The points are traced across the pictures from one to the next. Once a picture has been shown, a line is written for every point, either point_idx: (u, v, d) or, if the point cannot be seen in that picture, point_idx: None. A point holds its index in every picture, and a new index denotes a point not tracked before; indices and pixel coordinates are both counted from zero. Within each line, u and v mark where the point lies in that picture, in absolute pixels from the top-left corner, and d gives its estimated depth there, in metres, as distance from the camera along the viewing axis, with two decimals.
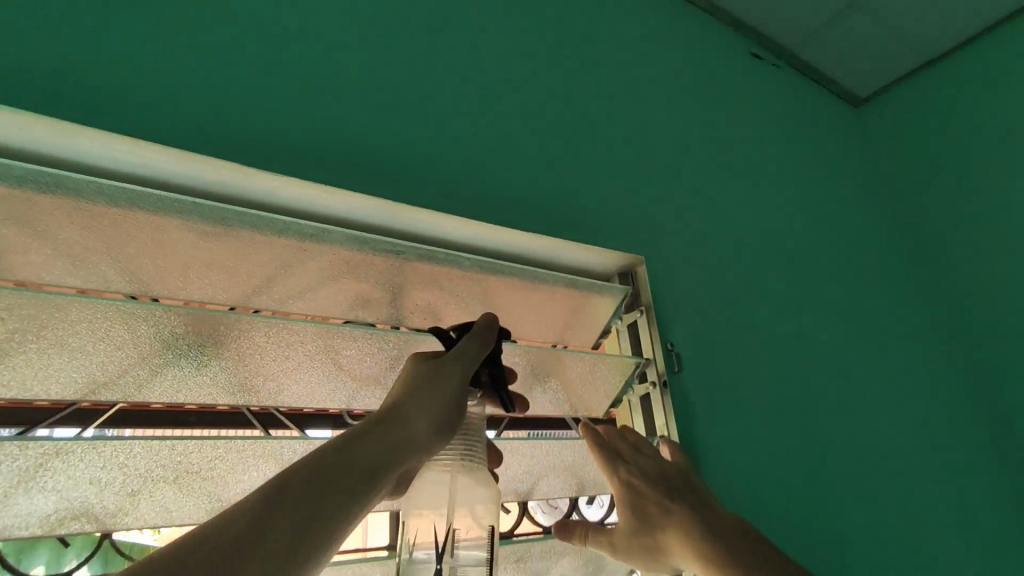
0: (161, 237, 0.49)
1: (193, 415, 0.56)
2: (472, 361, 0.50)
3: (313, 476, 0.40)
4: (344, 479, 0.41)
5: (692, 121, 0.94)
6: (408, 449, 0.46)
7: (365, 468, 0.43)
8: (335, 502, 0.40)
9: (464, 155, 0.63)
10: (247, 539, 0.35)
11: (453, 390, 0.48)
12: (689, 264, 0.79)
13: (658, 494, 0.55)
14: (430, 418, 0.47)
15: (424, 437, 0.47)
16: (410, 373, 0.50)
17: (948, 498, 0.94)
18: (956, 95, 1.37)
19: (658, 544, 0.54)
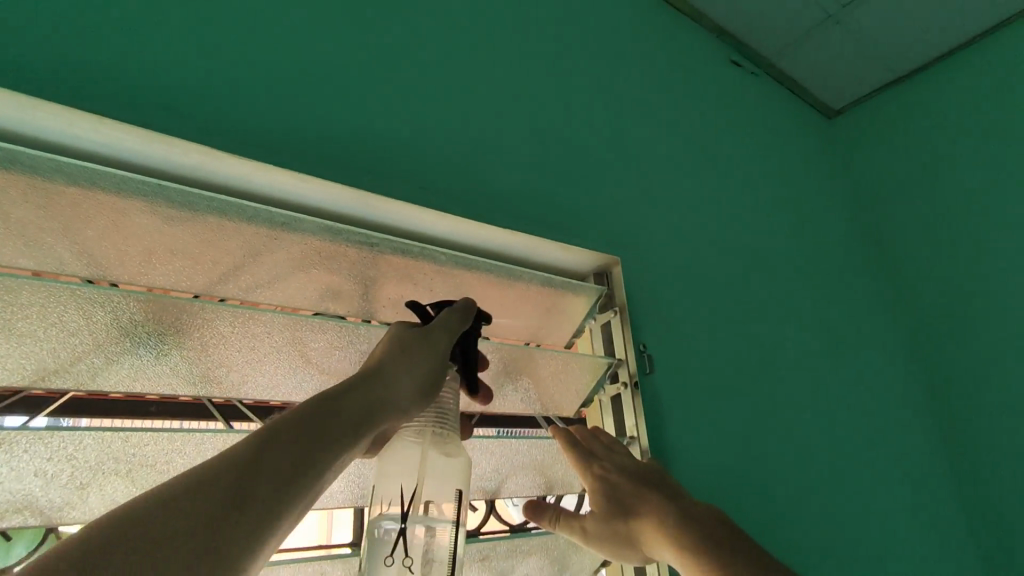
0: (122, 221, 0.47)
1: (153, 406, 0.54)
2: (451, 333, 0.51)
3: (296, 433, 0.41)
4: (328, 435, 0.42)
5: (671, 126, 0.95)
6: (387, 410, 0.47)
7: (347, 425, 0.44)
8: (319, 458, 0.41)
9: (444, 148, 0.62)
10: (230, 493, 0.36)
11: (432, 358, 0.49)
12: (664, 267, 0.80)
13: (632, 486, 0.56)
14: (409, 383, 0.48)
15: (403, 399, 0.48)
16: (391, 338, 0.51)
17: (898, 502, 0.98)
18: (925, 115, 1.42)
19: (631, 533, 0.55)
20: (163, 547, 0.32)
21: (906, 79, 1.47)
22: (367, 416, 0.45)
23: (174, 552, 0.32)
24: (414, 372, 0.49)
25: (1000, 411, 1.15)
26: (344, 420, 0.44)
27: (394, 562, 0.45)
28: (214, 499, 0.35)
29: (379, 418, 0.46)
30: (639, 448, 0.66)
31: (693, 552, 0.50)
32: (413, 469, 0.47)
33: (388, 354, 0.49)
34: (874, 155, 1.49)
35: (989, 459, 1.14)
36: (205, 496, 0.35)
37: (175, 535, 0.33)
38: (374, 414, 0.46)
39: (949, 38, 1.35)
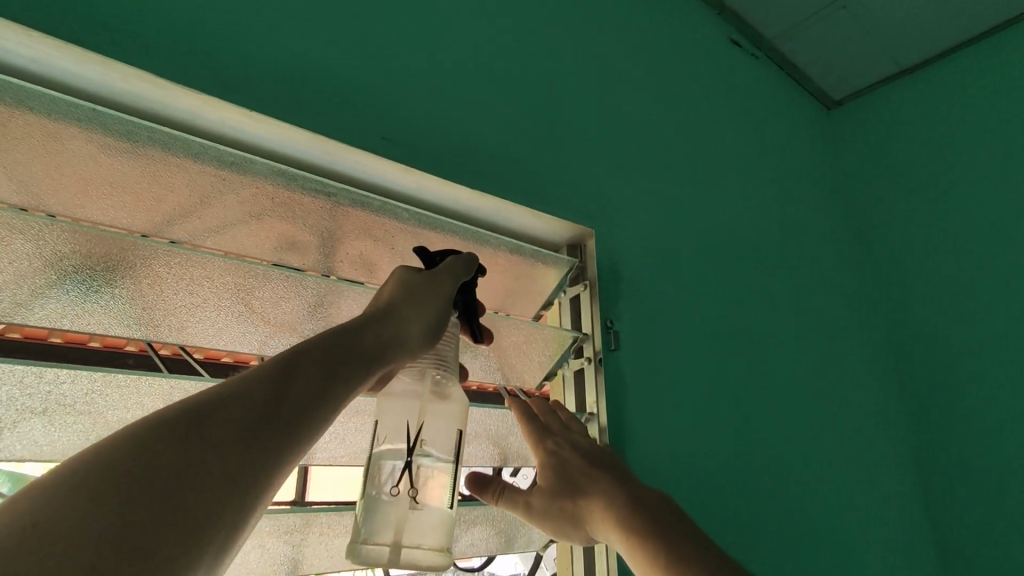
0: (55, 147, 0.43)
1: (131, 358, 0.53)
2: (455, 278, 0.52)
3: (316, 362, 0.41)
4: (345, 366, 0.42)
5: (660, 100, 0.92)
6: (399, 346, 0.47)
7: (365, 356, 0.44)
8: (336, 386, 0.41)
9: (415, 100, 0.59)
10: (248, 415, 0.35)
11: (442, 301, 0.50)
12: (639, 243, 0.78)
13: (584, 464, 0.54)
14: (419, 323, 0.48)
15: (413, 338, 0.48)
16: (399, 283, 0.50)
17: (859, 496, 0.98)
18: (925, 112, 1.39)
19: (578, 511, 0.54)
20: (198, 462, 0.32)
21: (908, 73, 1.44)
22: (383, 350, 0.45)
23: (203, 473, 0.32)
24: (423, 312, 0.48)
25: (970, 415, 1.17)
26: (362, 353, 0.44)
27: (398, 492, 0.46)
28: (243, 420, 0.35)
29: (392, 353, 0.46)
30: (596, 425, 0.65)
31: (632, 532, 0.49)
32: (412, 404, 0.48)
33: (398, 296, 0.49)
34: (869, 149, 1.47)
35: (957, 459, 1.17)
36: (226, 421, 0.34)
37: (202, 457, 0.32)
38: (387, 350, 0.46)
39: (955, 33, 1.32)
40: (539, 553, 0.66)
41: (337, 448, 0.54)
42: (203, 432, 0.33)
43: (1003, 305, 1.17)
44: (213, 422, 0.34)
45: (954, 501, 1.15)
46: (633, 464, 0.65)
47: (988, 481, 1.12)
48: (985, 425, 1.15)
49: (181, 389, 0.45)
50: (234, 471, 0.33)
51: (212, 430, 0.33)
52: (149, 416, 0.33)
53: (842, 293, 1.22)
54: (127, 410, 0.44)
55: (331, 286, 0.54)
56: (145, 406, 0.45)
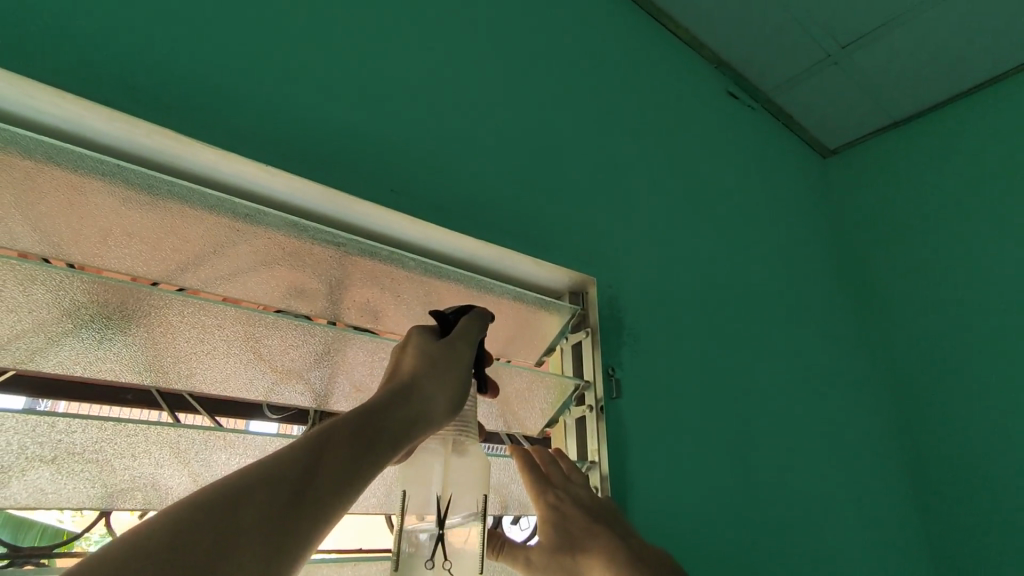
0: (80, 200, 0.45)
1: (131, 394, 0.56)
2: (472, 341, 0.53)
3: (348, 440, 0.41)
4: (374, 442, 0.43)
5: (660, 151, 0.95)
6: (424, 420, 0.47)
7: (392, 432, 0.44)
8: (365, 463, 0.42)
9: (424, 154, 0.62)
10: (279, 495, 0.36)
11: (460, 369, 0.51)
12: (640, 290, 0.79)
13: (586, 518, 0.55)
14: (442, 395, 0.49)
15: (437, 408, 0.49)
16: (416, 348, 0.51)
17: (860, 546, 0.97)
18: (919, 162, 1.43)
19: (576, 566, 0.54)
20: (226, 547, 0.33)
21: (901, 123, 1.48)
22: (409, 425, 0.46)
23: (234, 560, 0.33)
24: (446, 383, 0.49)
25: (972, 463, 1.16)
26: (389, 429, 0.44)
27: (434, 565, 0.49)
28: (273, 500, 0.36)
29: (420, 426, 0.47)
30: (598, 474, 0.65)
31: None
32: (435, 477, 0.50)
33: (420, 365, 0.49)
34: (864, 196, 1.50)
35: (961, 508, 1.15)
36: (257, 503, 0.35)
37: (234, 544, 0.33)
38: (413, 424, 0.46)
39: (945, 88, 1.37)
40: None
41: None
42: (236, 517, 0.34)
43: (1002, 352, 1.17)
44: (245, 504, 0.35)
45: (959, 554, 1.13)
46: (632, 513, 0.65)
47: (992, 531, 1.10)
48: (988, 474, 1.13)
49: (187, 438, 0.45)
50: (260, 554, 0.34)
51: (244, 515, 0.34)
52: (187, 499, 0.34)
53: (839, 340, 1.23)
54: (134, 459, 0.43)
55: (340, 335, 0.54)
56: (151, 455, 0.44)
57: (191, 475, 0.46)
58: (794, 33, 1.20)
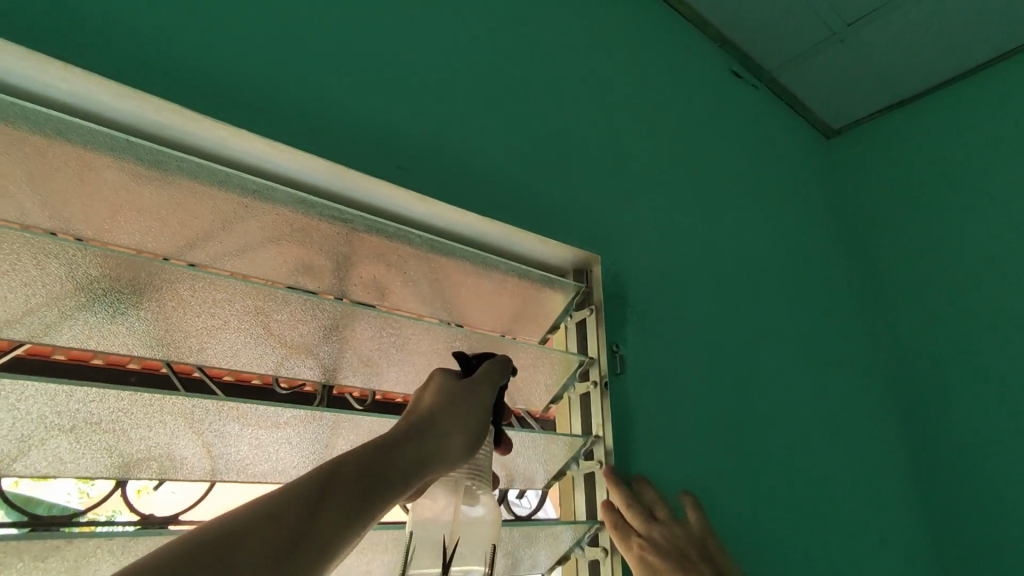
0: (89, 177, 0.46)
1: None
2: (492, 385, 0.54)
3: (358, 477, 0.43)
4: (384, 480, 0.44)
5: (665, 130, 0.95)
6: (436, 458, 0.48)
7: (403, 472, 0.45)
8: (373, 501, 0.43)
9: (430, 131, 0.62)
10: (282, 530, 0.37)
11: (478, 411, 0.52)
12: (645, 268, 0.80)
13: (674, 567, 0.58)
14: (456, 435, 0.50)
15: (451, 448, 0.50)
16: (437, 387, 0.52)
17: (861, 520, 0.99)
18: (924, 141, 1.42)
19: None
20: None
21: (906, 102, 1.47)
22: (421, 463, 0.47)
23: None
24: (462, 424, 0.50)
25: (972, 440, 1.17)
26: (401, 467, 0.45)
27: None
28: (276, 534, 0.37)
29: (432, 465, 0.48)
30: (602, 448, 0.66)
31: None
32: (445, 522, 0.50)
33: (438, 402, 0.51)
34: (868, 177, 1.50)
35: (960, 486, 1.16)
36: (261, 535, 0.37)
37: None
38: (425, 462, 0.47)
39: (952, 66, 1.36)
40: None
41: None
42: (242, 551, 0.35)
43: (1004, 331, 1.18)
44: (249, 537, 0.36)
45: (958, 528, 1.14)
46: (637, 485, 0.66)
47: (990, 510, 1.12)
48: (987, 455, 1.15)
49: (201, 409, 0.45)
50: None
51: (246, 547, 0.36)
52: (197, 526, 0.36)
53: (843, 319, 1.23)
54: (150, 429, 0.44)
55: (348, 310, 0.54)
56: (167, 425, 0.45)
57: (204, 445, 0.47)
58: (799, 10, 1.19)
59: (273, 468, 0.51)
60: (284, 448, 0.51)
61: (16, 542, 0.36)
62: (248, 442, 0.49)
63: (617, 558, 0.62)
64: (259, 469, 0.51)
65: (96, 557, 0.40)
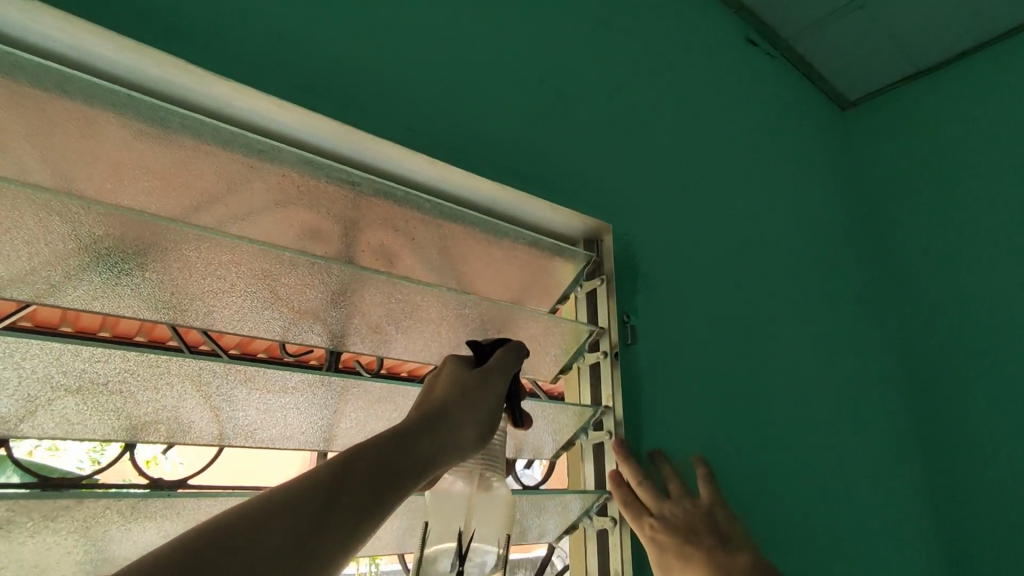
0: (90, 133, 0.44)
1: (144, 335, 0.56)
2: (506, 375, 0.53)
3: (373, 468, 0.42)
4: (397, 474, 0.43)
5: (678, 96, 0.93)
6: (451, 449, 0.48)
7: (418, 462, 0.45)
8: (385, 494, 0.42)
9: (439, 92, 0.60)
10: (296, 522, 0.37)
11: (493, 401, 0.51)
12: (656, 238, 0.78)
13: (677, 545, 0.58)
14: (471, 425, 0.50)
15: (464, 440, 0.49)
16: (450, 376, 0.52)
17: (868, 492, 0.99)
18: (943, 113, 1.38)
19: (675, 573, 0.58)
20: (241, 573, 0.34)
21: (925, 73, 1.43)
22: (436, 453, 0.47)
23: None
24: (476, 414, 0.50)
25: (980, 416, 1.17)
26: (414, 460, 0.45)
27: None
28: (291, 527, 0.37)
29: (445, 457, 0.47)
30: (612, 419, 0.65)
31: None
32: (461, 511, 0.51)
33: (452, 392, 0.50)
34: (883, 150, 1.47)
35: (967, 461, 1.16)
36: (275, 528, 0.36)
37: (246, 573, 0.34)
38: (438, 454, 0.47)
39: (975, 34, 1.32)
40: (551, 544, 0.67)
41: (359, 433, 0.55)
42: (250, 548, 0.35)
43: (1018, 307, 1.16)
44: (262, 530, 0.36)
45: (963, 502, 1.15)
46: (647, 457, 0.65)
47: (997, 487, 1.11)
48: (997, 432, 1.14)
49: (209, 371, 0.44)
50: None
51: (260, 540, 0.36)
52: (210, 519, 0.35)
53: (855, 293, 1.22)
54: (156, 391, 0.44)
55: (356, 274, 0.52)
56: (174, 388, 0.44)
57: (211, 409, 0.46)
58: None
59: (281, 433, 0.51)
60: (292, 413, 0.50)
61: (25, 501, 0.35)
62: (256, 406, 0.48)
63: (626, 527, 0.62)
64: (267, 434, 0.51)
65: (105, 518, 0.39)
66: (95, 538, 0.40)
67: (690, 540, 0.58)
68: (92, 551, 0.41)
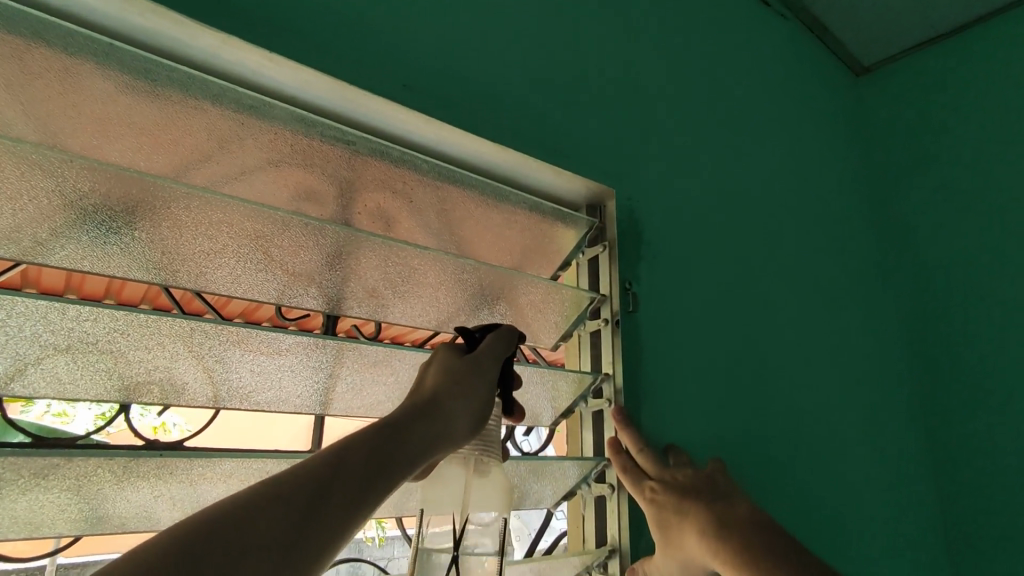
0: (72, 85, 0.42)
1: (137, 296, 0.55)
2: (497, 360, 0.53)
3: (363, 458, 0.42)
4: (390, 462, 0.44)
5: (686, 57, 0.89)
6: (443, 437, 0.48)
7: (410, 450, 0.45)
8: (378, 482, 0.43)
9: (436, 48, 0.58)
10: (288, 512, 0.37)
11: (483, 388, 0.51)
12: (660, 203, 0.76)
13: (678, 500, 0.58)
14: (462, 413, 0.50)
15: (456, 427, 0.50)
16: (441, 364, 0.51)
17: (869, 461, 0.98)
18: (961, 79, 1.33)
19: (679, 528, 0.58)
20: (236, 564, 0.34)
21: (944, 37, 1.37)
22: (427, 441, 0.47)
23: None
24: (467, 401, 0.50)
25: (985, 388, 1.15)
26: (406, 449, 0.45)
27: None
28: (284, 518, 0.37)
29: (437, 444, 0.48)
30: (612, 387, 0.64)
31: (731, 553, 0.55)
32: (457, 498, 0.51)
33: (442, 380, 0.50)
34: (897, 118, 1.42)
35: (969, 433, 1.16)
36: (269, 519, 0.36)
37: (243, 563, 0.35)
38: (432, 441, 0.47)
39: None
40: (550, 509, 0.67)
41: (355, 398, 0.54)
42: (243, 540, 0.35)
43: None
44: (255, 521, 0.36)
45: (964, 472, 1.15)
46: (646, 424, 0.65)
47: (995, 460, 1.12)
48: (998, 406, 1.13)
49: (201, 332, 0.43)
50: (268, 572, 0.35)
51: (253, 531, 0.36)
52: (200, 512, 0.35)
53: (861, 263, 1.20)
54: (148, 351, 0.43)
55: (352, 237, 0.51)
56: (166, 348, 0.43)
57: (204, 369, 0.46)
58: None
59: (277, 396, 0.51)
60: (287, 376, 0.49)
61: (13, 458, 0.35)
62: (250, 368, 0.48)
63: (624, 494, 0.62)
64: (262, 397, 0.50)
65: (96, 477, 0.39)
66: (88, 496, 0.40)
67: (690, 497, 0.58)
68: (86, 509, 0.41)
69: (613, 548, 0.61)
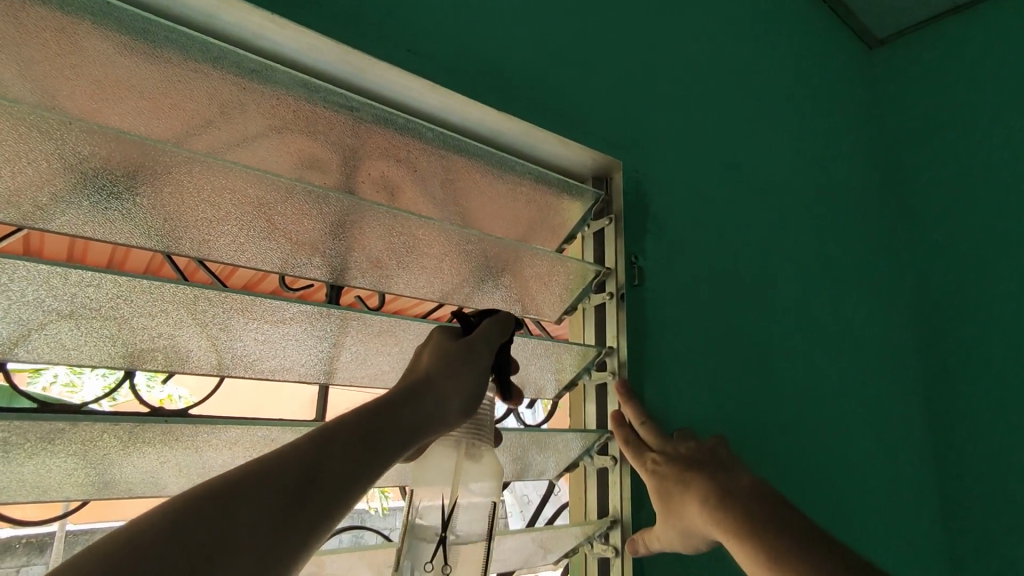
0: (68, 45, 0.41)
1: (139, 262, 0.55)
2: (492, 345, 0.52)
3: (351, 440, 0.42)
4: (379, 445, 0.44)
5: (696, 26, 0.87)
6: (435, 419, 0.48)
7: (399, 433, 0.45)
8: (367, 464, 0.43)
9: (441, 13, 0.56)
10: (275, 493, 0.37)
11: (476, 370, 0.51)
12: (667, 176, 0.75)
13: (680, 471, 0.58)
14: (455, 396, 0.49)
15: (449, 409, 0.49)
16: (434, 347, 0.51)
17: (872, 437, 0.99)
18: (975, 53, 1.31)
19: (681, 502, 0.57)
20: (222, 545, 0.34)
21: (961, 8, 1.34)
22: (418, 424, 0.47)
23: (224, 557, 0.34)
24: (460, 384, 0.50)
25: (989, 365, 1.16)
26: (395, 431, 0.45)
27: (433, 568, 0.50)
28: (270, 499, 0.37)
29: (428, 426, 0.48)
30: (616, 360, 0.64)
31: (733, 527, 0.53)
32: (447, 477, 0.51)
33: (435, 363, 0.50)
34: (909, 92, 1.40)
35: (971, 410, 1.16)
36: (255, 499, 0.37)
37: (229, 542, 0.35)
38: (422, 423, 0.47)
39: None
40: (551, 481, 0.67)
41: (359, 367, 0.55)
42: (230, 520, 0.35)
43: None
44: (242, 502, 0.36)
45: (965, 448, 1.15)
46: (649, 398, 0.65)
47: (994, 438, 1.12)
48: (1001, 384, 1.13)
49: (203, 300, 0.43)
50: (255, 552, 0.35)
51: (240, 511, 0.36)
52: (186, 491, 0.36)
53: (869, 240, 1.19)
54: (151, 318, 0.43)
55: (356, 205, 0.50)
56: (168, 316, 0.43)
57: (209, 337, 0.46)
58: None
59: (282, 364, 0.51)
60: (291, 344, 0.49)
61: (19, 423, 0.35)
62: (254, 337, 0.47)
63: (626, 467, 0.62)
64: (267, 365, 0.50)
65: (102, 442, 0.39)
66: (95, 462, 0.40)
67: (691, 469, 0.58)
68: (93, 474, 0.41)
69: (615, 519, 0.61)
